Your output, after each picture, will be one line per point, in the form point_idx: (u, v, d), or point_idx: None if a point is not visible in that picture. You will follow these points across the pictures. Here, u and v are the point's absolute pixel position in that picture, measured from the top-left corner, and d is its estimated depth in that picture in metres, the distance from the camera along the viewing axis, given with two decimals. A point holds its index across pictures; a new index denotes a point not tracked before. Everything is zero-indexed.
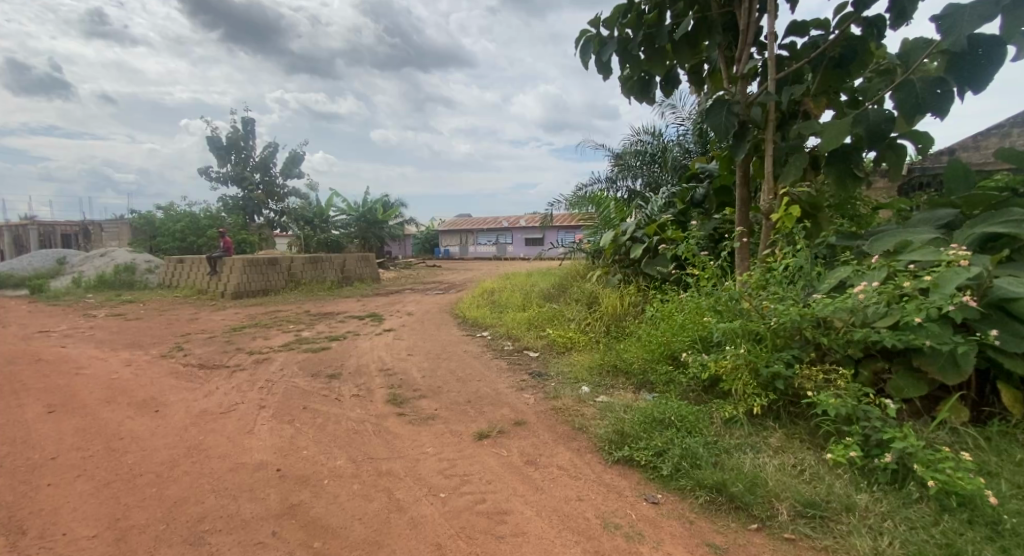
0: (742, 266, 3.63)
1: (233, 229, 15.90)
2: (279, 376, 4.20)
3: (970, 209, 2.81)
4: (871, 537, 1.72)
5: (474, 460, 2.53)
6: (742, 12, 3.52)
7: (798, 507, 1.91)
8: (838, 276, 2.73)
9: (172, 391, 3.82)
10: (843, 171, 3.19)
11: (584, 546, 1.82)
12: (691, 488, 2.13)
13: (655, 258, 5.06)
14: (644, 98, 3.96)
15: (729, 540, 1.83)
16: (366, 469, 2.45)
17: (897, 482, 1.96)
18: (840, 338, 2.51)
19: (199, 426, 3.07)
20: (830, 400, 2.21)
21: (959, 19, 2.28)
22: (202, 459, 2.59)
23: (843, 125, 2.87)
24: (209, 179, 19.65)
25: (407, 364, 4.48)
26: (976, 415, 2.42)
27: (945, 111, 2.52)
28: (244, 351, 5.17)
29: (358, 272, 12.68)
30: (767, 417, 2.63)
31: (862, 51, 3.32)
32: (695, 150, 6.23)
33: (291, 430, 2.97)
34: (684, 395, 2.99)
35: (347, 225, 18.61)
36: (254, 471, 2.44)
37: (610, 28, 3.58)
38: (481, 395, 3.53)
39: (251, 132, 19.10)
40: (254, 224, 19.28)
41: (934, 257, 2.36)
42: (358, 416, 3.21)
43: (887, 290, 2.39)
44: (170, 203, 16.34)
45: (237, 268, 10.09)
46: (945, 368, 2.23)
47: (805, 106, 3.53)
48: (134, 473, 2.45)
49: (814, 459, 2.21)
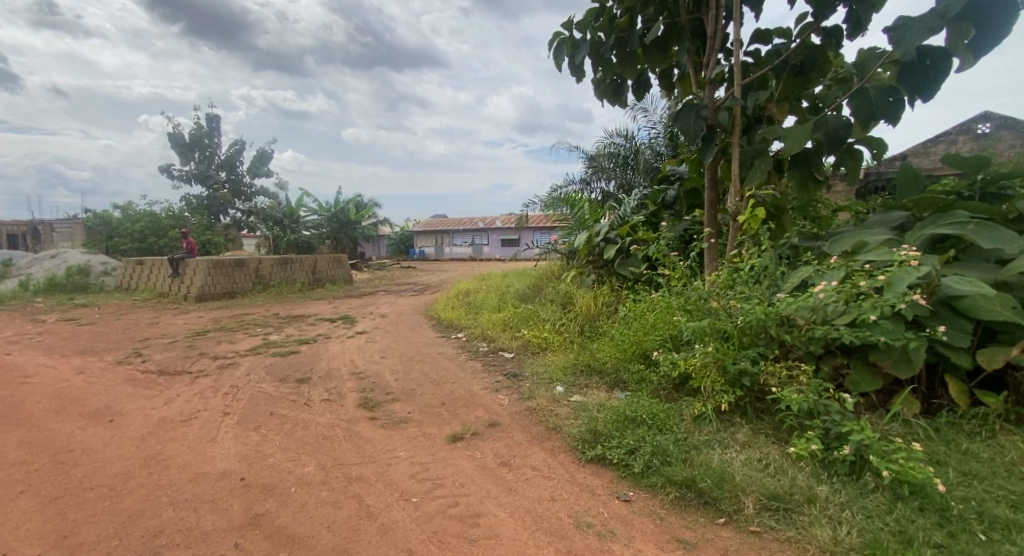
0: (710, 266, 3.72)
1: (196, 229, 15.35)
2: (245, 381, 4.07)
3: (919, 212, 2.93)
4: (831, 528, 1.77)
5: (447, 463, 2.51)
6: (710, 19, 3.60)
7: (763, 500, 1.97)
8: (800, 276, 2.83)
9: (128, 400, 3.65)
10: (805, 174, 3.32)
11: (557, 546, 1.83)
12: (662, 485, 2.17)
13: (628, 258, 5.15)
14: (616, 101, 4.02)
15: (698, 535, 1.86)
16: (336, 475, 2.40)
17: (854, 473, 2.03)
18: (802, 336, 2.60)
19: (156, 435, 2.94)
20: (793, 395, 2.30)
21: (909, 31, 2.39)
22: (160, 471, 2.49)
23: (804, 130, 2.98)
24: (170, 176, 18.90)
25: (379, 367, 4.40)
26: (926, 407, 2.54)
27: (896, 118, 2.72)
28: (208, 356, 5.00)
29: (330, 273, 12.43)
30: (734, 413, 2.70)
31: (822, 60, 3.45)
32: (666, 152, 6.38)
33: (256, 437, 2.88)
34: (655, 393, 3.06)
35: (319, 226, 18.18)
36: (216, 481, 2.35)
37: (582, 31, 3.64)
38: (455, 398, 3.50)
39: (215, 129, 18.52)
40: (220, 226, 18.70)
41: (888, 257, 2.46)
42: (329, 421, 3.14)
43: (845, 289, 2.47)
44: (128, 202, 15.67)
45: (201, 270, 9.76)
46: (898, 363, 2.35)
47: (768, 112, 3.64)
48: (85, 487, 2.34)
49: (778, 453, 2.28)
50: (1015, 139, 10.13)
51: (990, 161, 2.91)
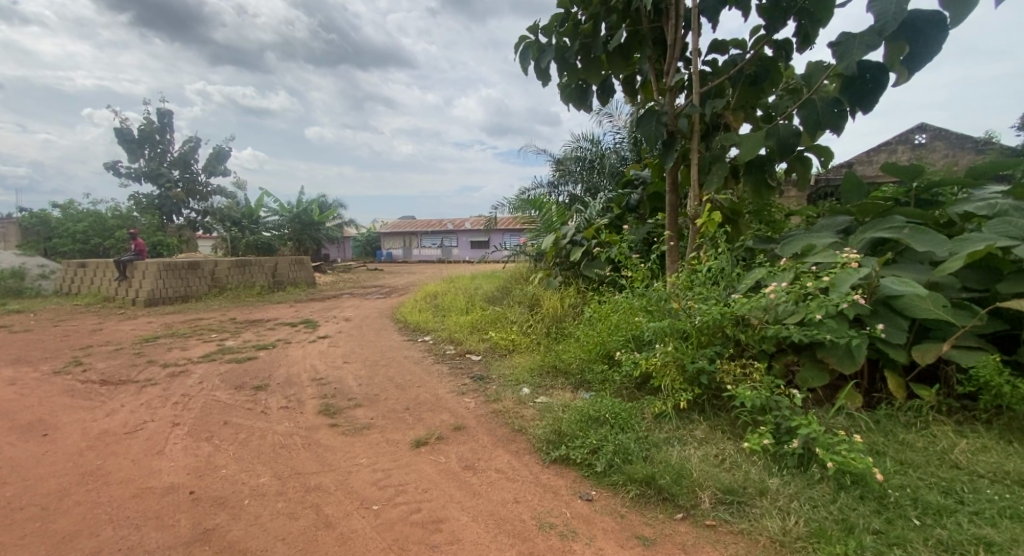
0: (671, 268, 3.82)
1: (146, 229, 14.59)
2: (197, 389, 3.90)
3: (862, 216, 3.09)
4: (780, 518, 1.84)
5: (410, 469, 2.48)
6: (670, 28, 3.70)
7: (718, 494, 2.03)
8: (755, 277, 2.94)
9: (65, 412, 3.44)
10: (758, 180, 3.45)
11: (519, 549, 1.83)
12: (623, 483, 2.21)
13: (593, 260, 5.22)
14: (581, 106, 4.07)
15: (657, 531, 1.91)
16: (293, 485, 2.32)
17: (802, 466, 2.12)
18: (755, 335, 2.71)
19: (96, 450, 2.78)
20: (747, 392, 2.40)
21: (851, 45, 2.52)
22: (100, 487, 2.35)
23: (757, 137, 3.11)
24: (118, 174, 17.94)
25: (342, 372, 4.30)
26: (868, 400, 2.68)
27: (841, 128, 2.88)
28: (157, 364, 4.76)
29: (291, 276, 12.06)
30: (693, 411, 2.78)
31: (774, 71, 3.60)
32: (631, 157, 6.52)
33: (208, 448, 2.77)
34: (618, 393, 3.12)
35: (280, 227, 17.59)
36: (162, 496, 2.24)
37: (548, 35, 3.68)
38: (421, 402, 3.46)
39: (167, 125, 17.68)
40: (172, 227, 17.85)
41: (833, 260, 2.59)
42: (287, 429, 3.04)
43: (795, 290, 2.59)
44: (69, 202, 14.76)
45: (151, 273, 9.29)
46: (842, 359, 2.48)
47: (725, 120, 3.77)
48: (14, 507, 2.19)
49: (733, 448, 2.35)
50: (946, 150, 10.96)
51: (925, 170, 3.10)
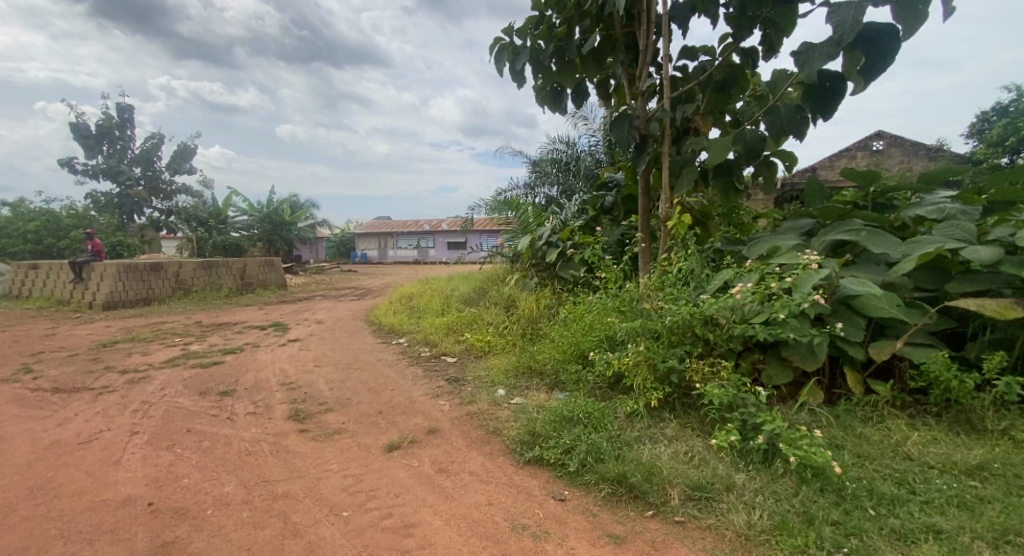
0: (643, 269, 3.88)
1: (104, 229, 13.99)
2: (158, 396, 3.76)
3: (823, 219, 3.21)
4: (746, 513, 1.89)
5: (382, 474, 2.44)
6: (642, 33, 3.76)
7: (687, 491, 2.07)
8: (722, 278, 3.01)
9: (14, 422, 3.26)
10: (726, 183, 3.55)
11: (491, 550, 1.83)
12: (595, 482, 2.23)
13: (568, 262, 5.25)
14: (556, 108, 4.10)
15: (628, 528, 1.93)
16: (259, 494, 2.26)
17: (767, 461, 2.18)
18: (723, 334, 2.77)
19: (47, 461, 2.65)
20: (715, 390, 2.46)
21: (812, 55, 2.61)
22: (50, 501, 2.24)
23: (724, 142, 3.18)
24: (74, 171, 17.16)
25: (313, 376, 4.22)
26: (829, 396, 2.78)
27: (803, 134, 3.01)
28: (116, 370, 4.57)
29: (261, 278, 11.76)
30: (664, 409, 2.83)
31: (741, 78, 3.70)
32: (605, 159, 6.59)
33: (169, 457, 2.67)
34: (592, 392, 3.15)
35: (249, 228, 17.12)
36: (118, 509, 2.15)
37: (523, 38, 3.70)
38: (394, 406, 3.42)
39: (127, 121, 17.02)
40: (133, 228, 17.18)
41: (795, 261, 2.68)
42: (254, 435, 2.96)
43: (760, 290, 2.67)
44: (20, 200, 14.04)
45: (110, 275, 8.92)
46: (805, 356, 2.56)
47: (694, 124, 3.85)
48: None
49: (701, 445, 2.40)
50: (902, 155, 11.47)
51: (880, 175, 3.24)
